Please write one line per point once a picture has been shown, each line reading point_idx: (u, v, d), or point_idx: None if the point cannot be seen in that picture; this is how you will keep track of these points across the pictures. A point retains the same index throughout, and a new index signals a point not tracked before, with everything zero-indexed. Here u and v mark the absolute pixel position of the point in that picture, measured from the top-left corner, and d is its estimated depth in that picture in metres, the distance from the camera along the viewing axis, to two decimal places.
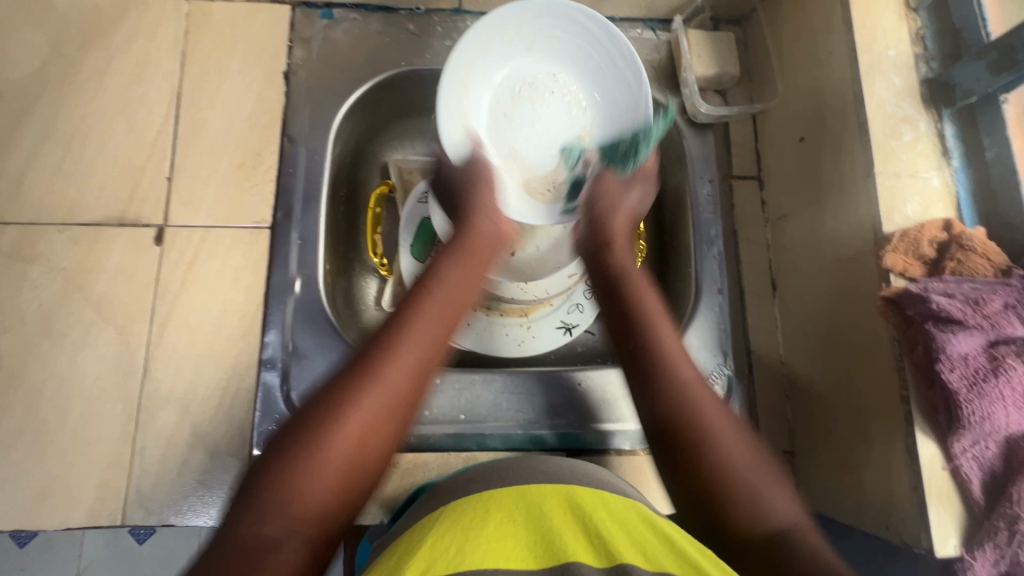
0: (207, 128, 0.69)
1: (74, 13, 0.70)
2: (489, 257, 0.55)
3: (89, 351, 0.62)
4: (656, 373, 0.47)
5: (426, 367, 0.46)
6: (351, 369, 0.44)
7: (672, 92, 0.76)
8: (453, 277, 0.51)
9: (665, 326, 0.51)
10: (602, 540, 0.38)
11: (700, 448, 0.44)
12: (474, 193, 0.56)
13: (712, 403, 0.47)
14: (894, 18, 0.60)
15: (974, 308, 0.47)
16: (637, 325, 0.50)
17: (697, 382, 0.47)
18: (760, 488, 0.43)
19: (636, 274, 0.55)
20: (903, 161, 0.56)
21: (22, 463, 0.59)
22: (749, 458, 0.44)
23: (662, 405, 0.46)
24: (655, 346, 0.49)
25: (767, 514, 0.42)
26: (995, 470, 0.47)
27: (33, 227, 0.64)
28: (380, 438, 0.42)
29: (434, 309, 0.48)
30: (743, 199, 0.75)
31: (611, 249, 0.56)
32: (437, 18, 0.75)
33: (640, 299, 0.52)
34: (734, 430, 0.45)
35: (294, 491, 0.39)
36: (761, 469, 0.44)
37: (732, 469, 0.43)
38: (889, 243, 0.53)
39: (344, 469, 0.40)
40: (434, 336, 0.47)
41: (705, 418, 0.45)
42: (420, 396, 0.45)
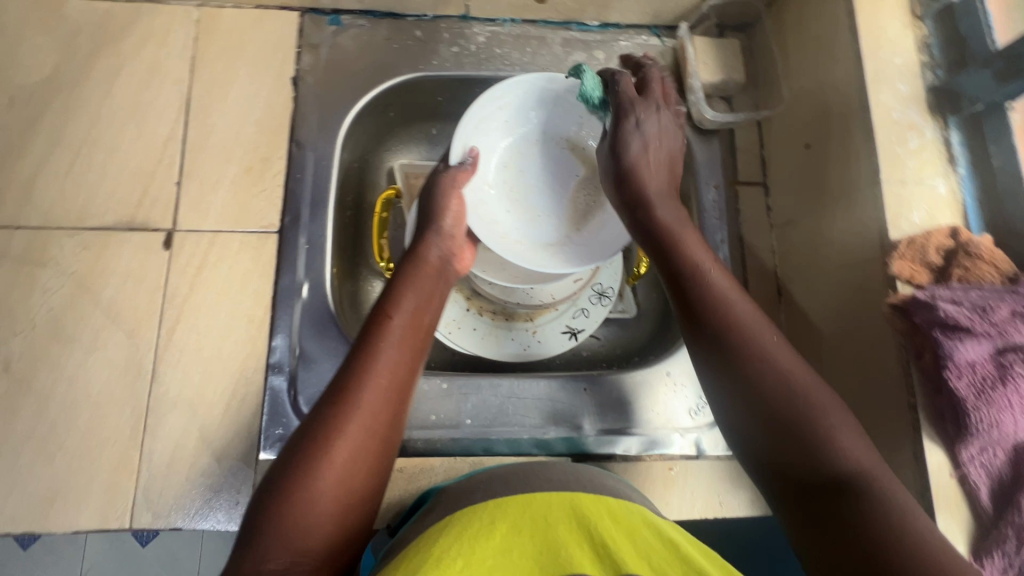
0: (215, 133, 0.70)
1: (85, 19, 0.71)
2: (442, 280, 0.58)
3: (98, 355, 0.63)
4: (744, 340, 0.48)
5: (398, 387, 0.49)
6: (329, 399, 0.46)
7: (678, 98, 0.76)
8: (411, 301, 0.54)
9: (730, 290, 0.51)
10: (607, 549, 0.38)
11: (778, 398, 0.45)
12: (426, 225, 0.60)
13: (798, 365, 0.47)
14: (900, 26, 0.60)
15: (981, 316, 0.47)
16: (718, 303, 0.50)
17: (788, 354, 0.48)
18: (829, 436, 0.43)
19: (684, 231, 0.55)
20: (909, 168, 0.56)
21: (30, 467, 0.59)
22: (821, 398, 0.45)
23: (753, 370, 0.47)
24: (716, 303, 0.50)
25: (840, 456, 0.43)
26: (1004, 478, 0.47)
27: (43, 231, 0.65)
28: (367, 461, 0.45)
29: (399, 334, 0.51)
30: (750, 205, 0.75)
31: (670, 227, 0.55)
32: (445, 25, 0.76)
33: (709, 275, 0.52)
34: (816, 385, 0.47)
35: (292, 520, 0.41)
36: (837, 414, 0.45)
37: (808, 412, 0.44)
38: (895, 250, 0.54)
39: (336, 495, 0.43)
40: (403, 358, 0.50)
41: (778, 371, 0.46)
42: (397, 417, 0.48)
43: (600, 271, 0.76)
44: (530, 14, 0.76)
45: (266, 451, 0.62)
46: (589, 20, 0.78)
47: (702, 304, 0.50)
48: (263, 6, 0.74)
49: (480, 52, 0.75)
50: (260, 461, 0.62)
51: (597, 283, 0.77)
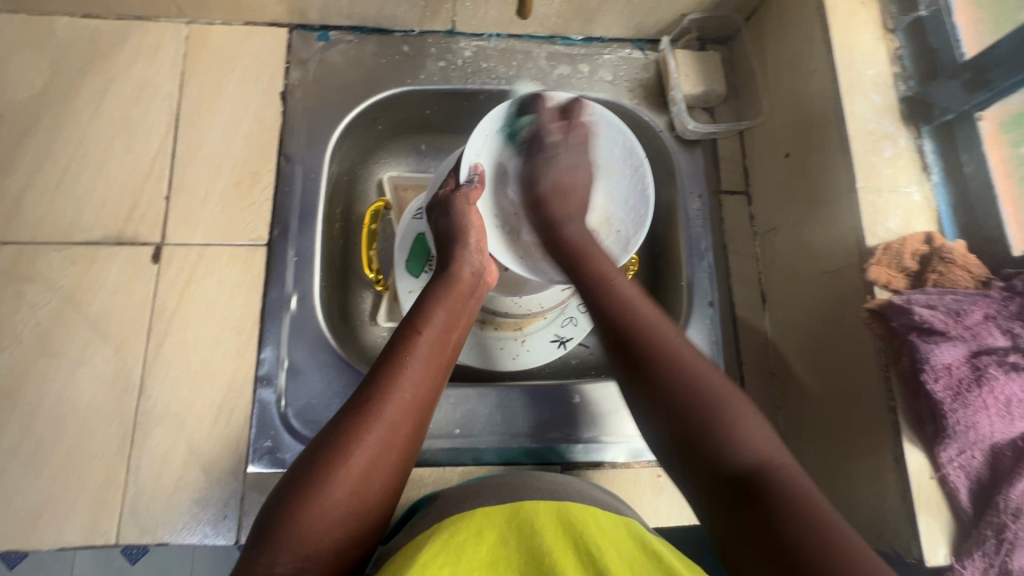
0: (204, 148, 0.71)
1: (75, 37, 0.72)
2: (472, 298, 0.58)
3: (86, 369, 0.63)
4: (653, 348, 0.48)
5: (421, 404, 0.49)
6: (353, 408, 0.47)
7: (660, 110, 0.78)
8: (440, 318, 0.54)
9: (652, 309, 0.52)
10: (593, 557, 0.38)
11: (698, 404, 0.45)
12: (457, 240, 0.60)
13: (710, 368, 0.47)
14: (873, 39, 0.62)
15: (955, 319, 0.49)
16: (627, 316, 0.51)
17: (711, 367, 0.47)
18: (731, 432, 0.43)
19: (597, 249, 0.58)
20: (884, 176, 0.58)
21: (16, 484, 0.59)
22: (727, 397, 0.45)
23: (666, 381, 0.46)
24: (624, 314, 0.51)
25: (742, 453, 0.42)
26: (982, 479, 0.48)
27: (31, 246, 0.65)
28: (384, 473, 0.45)
29: (426, 351, 0.51)
30: (733, 213, 0.76)
31: (585, 244, 0.58)
32: (431, 39, 0.77)
33: (637, 303, 0.52)
34: (727, 385, 0.46)
35: (305, 525, 0.41)
36: (738, 404, 0.45)
37: (719, 419, 0.44)
38: (873, 256, 0.55)
39: (351, 505, 0.43)
40: (430, 375, 0.50)
41: (692, 377, 0.46)
42: (418, 434, 0.48)
43: None
44: (515, 29, 0.77)
45: (254, 463, 0.62)
46: (573, 34, 0.79)
47: (614, 316, 0.52)
48: (252, 22, 0.75)
49: (467, 66, 0.77)
50: (249, 474, 0.62)
51: None
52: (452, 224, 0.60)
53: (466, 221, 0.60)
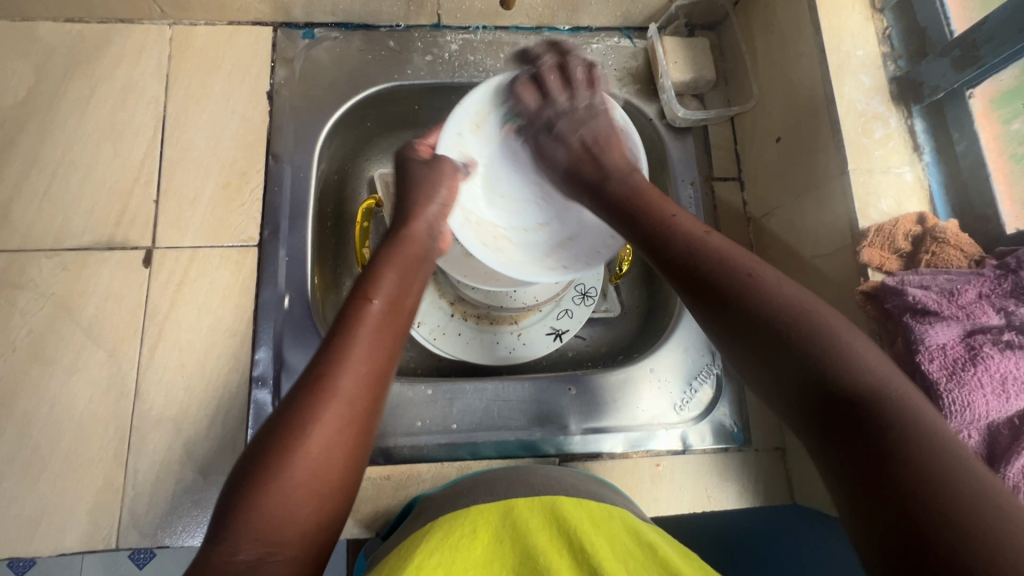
0: (192, 150, 0.70)
1: (59, 42, 0.71)
2: (425, 261, 0.57)
3: (80, 375, 0.63)
4: (768, 354, 0.43)
5: (377, 375, 0.47)
6: (302, 387, 0.44)
7: (650, 98, 0.78)
8: (391, 283, 0.52)
9: (692, 224, 0.50)
10: (584, 553, 0.38)
11: (807, 332, 0.40)
12: (413, 195, 0.59)
13: (807, 374, 0.45)
14: (860, 20, 0.61)
15: (949, 300, 0.48)
16: (695, 250, 0.47)
17: (781, 278, 0.44)
18: (839, 347, 0.39)
19: (655, 200, 0.54)
20: (875, 157, 0.57)
21: (15, 491, 0.59)
22: (824, 317, 0.41)
23: (758, 305, 0.43)
24: (687, 246, 0.48)
25: (852, 373, 0.38)
26: (979, 459, 0.47)
27: (22, 253, 0.65)
28: (343, 450, 0.43)
29: (379, 316, 0.49)
30: (726, 200, 0.76)
31: (656, 207, 0.53)
32: (417, 34, 0.77)
33: (683, 228, 0.50)
34: (809, 369, 0.45)
35: (263, 512, 0.39)
36: (846, 331, 0.40)
37: (817, 335, 0.40)
38: (865, 239, 0.54)
39: (311, 486, 0.41)
40: (384, 343, 0.48)
41: (785, 297, 0.43)
42: (377, 401, 0.47)
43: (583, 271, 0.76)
44: (501, 21, 0.77)
45: None
46: (560, 24, 0.79)
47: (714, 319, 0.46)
48: (236, 22, 0.74)
49: (454, 59, 0.76)
50: None
51: (580, 283, 0.77)
52: (410, 193, 0.60)
53: (438, 179, 0.61)
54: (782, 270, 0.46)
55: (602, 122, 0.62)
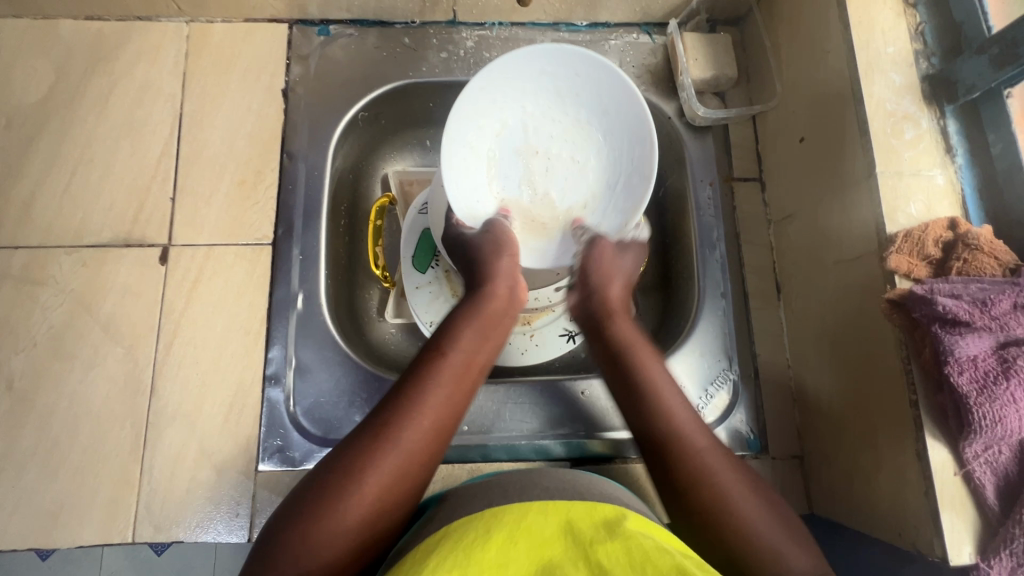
0: (207, 149, 0.70)
1: (78, 40, 0.72)
2: (508, 316, 0.58)
3: (98, 370, 0.63)
4: (710, 486, 0.48)
5: (439, 431, 0.49)
6: (370, 430, 0.47)
7: (669, 96, 0.76)
8: (468, 341, 0.54)
9: (655, 364, 0.56)
10: (599, 561, 0.37)
11: (727, 522, 0.46)
12: (492, 258, 0.57)
13: (756, 497, 0.48)
14: (893, 15, 0.59)
15: (981, 310, 0.46)
16: (654, 415, 0.52)
17: (730, 470, 0.49)
18: (777, 550, 0.44)
19: (619, 311, 0.60)
20: (905, 159, 0.55)
21: (35, 484, 0.60)
22: (751, 506, 0.47)
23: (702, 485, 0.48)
24: (645, 390, 0.54)
25: (786, 571, 0.44)
26: (1010, 475, 0.46)
27: (42, 250, 0.66)
28: (397, 502, 0.46)
29: (453, 373, 0.51)
30: (746, 202, 0.74)
31: (630, 339, 0.58)
32: (432, 30, 0.76)
33: (644, 367, 0.55)
34: (750, 493, 0.48)
35: (314, 536, 0.42)
36: (780, 535, 0.46)
37: (738, 517, 0.46)
38: (892, 244, 0.52)
39: (361, 529, 0.44)
40: (452, 401, 0.50)
41: (728, 495, 0.47)
42: (433, 458, 0.48)
43: None
44: (518, 16, 0.75)
45: (264, 462, 0.62)
46: (578, 21, 0.77)
47: (652, 442, 0.51)
48: (252, 19, 0.74)
49: (470, 57, 0.75)
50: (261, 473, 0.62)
51: None
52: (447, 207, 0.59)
53: (501, 236, 0.57)
54: (744, 467, 0.50)
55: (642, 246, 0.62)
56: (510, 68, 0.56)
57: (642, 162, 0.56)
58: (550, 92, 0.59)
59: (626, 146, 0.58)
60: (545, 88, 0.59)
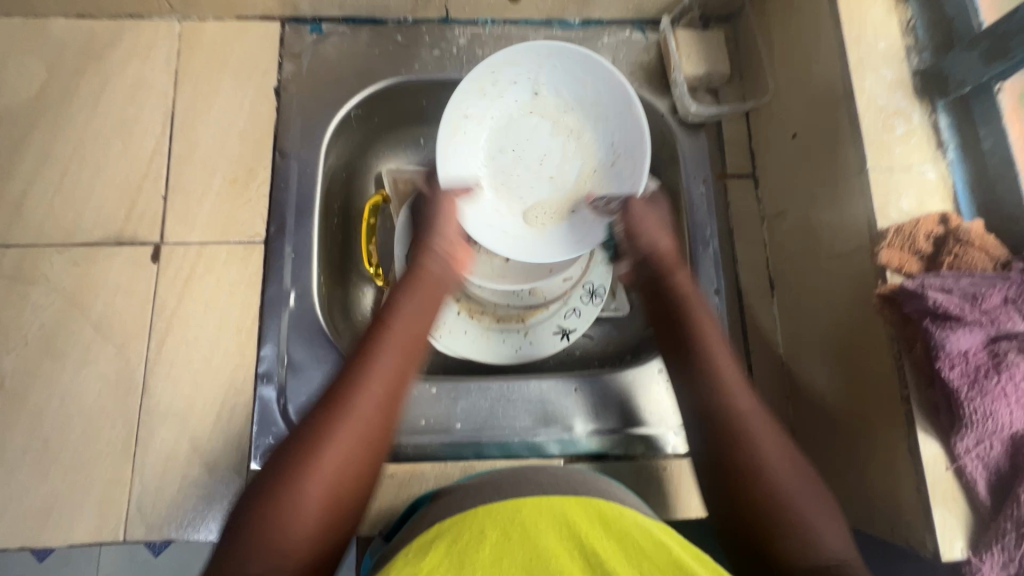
0: (199, 147, 0.70)
1: (70, 39, 0.72)
2: (443, 288, 0.58)
3: (90, 369, 0.63)
4: (745, 435, 0.50)
5: (394, 396, 0.49)
6: (321, 405, 0.48)
7: (662, 92, 0.76)
8: (410, 308, 0.55)
9: (715, 332, 0.57)
10: (596, 556, 0.38)
11: (765, 491, 0.48)
12: (433, 220, 0.60)
13: (798, 468, 0.49)
14: (884, 10, 0.59)
15: (972, 304, 0.46)
16: (711, 386, 0.53)
17: (777, 449, 0.50)
18: (806, 521, 0.46)
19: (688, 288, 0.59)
20: (896, 155, 0.55)
21: (27, 483, 0.60)
22: (785, 470, 0.49)
23: (738, 462, 0.50)
24: (704, 358, 0.55)
25: (816, 544, 0.45)
26: (1002, 469, 0.46)
27: (33, 249, 0.66)
28: (354, 472, 0.45)
29: (396, 341, 0.52)
30: (739, 198, 0.74)
31: (684, 292, 0.59)
32: (425, 28, 0.76)
33: (712, 351, 0.55)
34: (797, 466, 0.50)
35: (277, 527, 0.42)
36: (813, 510, 0.47)
37: (773, 483, 0.48)
38: (884, 239, 0.52)
39: (322, 506, 0.43)
40: (397, 367, 0.50)
41: (768, 467, 0.49)
42: (390, 423, 0.49)
43: (591, 269, 0.75)
44: (510, 14, 0.75)
45: (256, 461, 0.62)
46: (571, 18, 0.77)
47: (708, 412, 0.53)
48: (244, 17, 0.74)
49: (462, 54, 0.75)
50: (252, 471, 0.62)
51: (588, 281, 0.75)
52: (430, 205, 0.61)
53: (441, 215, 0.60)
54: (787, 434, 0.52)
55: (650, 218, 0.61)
56: (453, 134, 0.62)
57: (603, 75, 0.61)
58: (474, 123, 0.64)
59: (600, 81, 0.62)
60: (480, 97, 0.63)
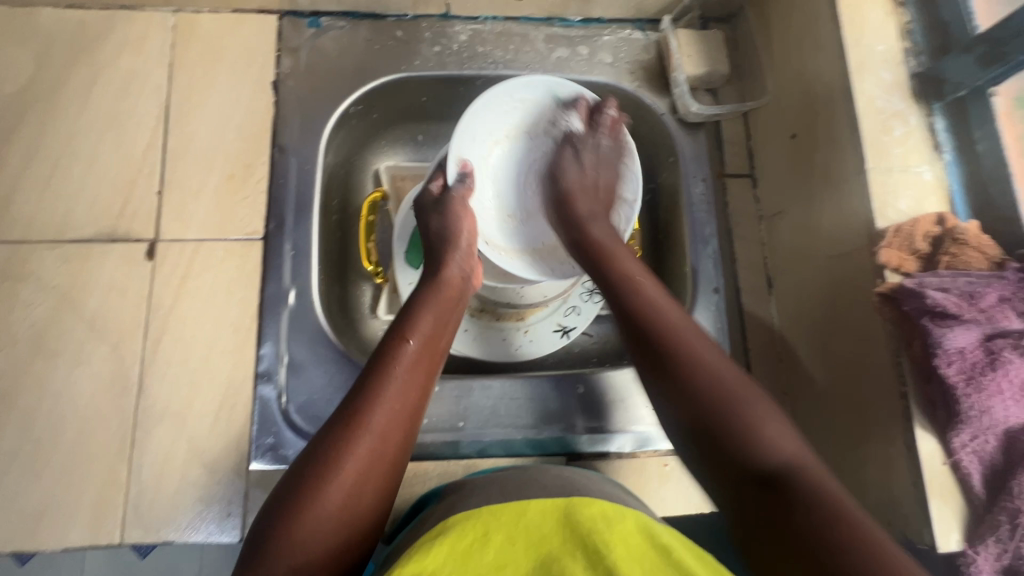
0: (195, 142, 0.69)
1: (59, 29, 0.70)
2: (460, 304, 0.58)
3: (83, 368, 0.62)
4: (679, 351, 0.49)
5: (410, 415, 0.49)
6: (341, 420, 0.46)
7: (662, 92, 0.76)
8: (426, 325, 0.54)
9: (665, 302, 0.53)
10: (600, 555, 0.37)
11: (734, 425, 0.44)
12: (449, 246, 0.59)
13: (733, 372, 0.47)
14: (882, 13, 0.60)
15: (969, 303, 0.47)
16: (640, 312, 0.52)
17: (721, 363, 0.48)
18: (755, 421, 0.44)
19: (619, 249, 0.58)
20: (894, 156, 0.56)
21: (18, 486, 0.58)
22: (736, 380, 0.46)
23: (691, 384, 0.47)
24: (619, 282, 0.54)
25: (767, 450, 0.42)
26: (996, 464, 0.47)
27: (22, 245, 0.64)
28: (372, 490, 0.45)
29: (413, 358, 0.51)
30: (738, 198, 0.75)
31: (608, 247, 0.58)
32: (425, 24, 0.75)
33: (637, 280, 0.54)
34: (744, 382, 0.47)
35: (298, 536, 0.41)
36: (768, 415, 0.44)
37: (724, 391, 0.46)
38: (883, 239, 0.53)
39: (342, 518, 0.43)
40: (415, 384, 0.50)
41: (713, 374, 0.47)
42: (407, 442, 0.48)
43: None
44: (511, 11, 0.75)
45: (257, 460, 0.62)
46: (571, 15, 0.77)
47: (645, 322, 0.51)
48: (240, 9, 0.73)
49: (463, 51, 0.75)
50: (253, 472, 0.61)
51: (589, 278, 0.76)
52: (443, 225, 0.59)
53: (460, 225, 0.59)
54: (723, 350, 0.50)
55: (590, 157, 0.63)
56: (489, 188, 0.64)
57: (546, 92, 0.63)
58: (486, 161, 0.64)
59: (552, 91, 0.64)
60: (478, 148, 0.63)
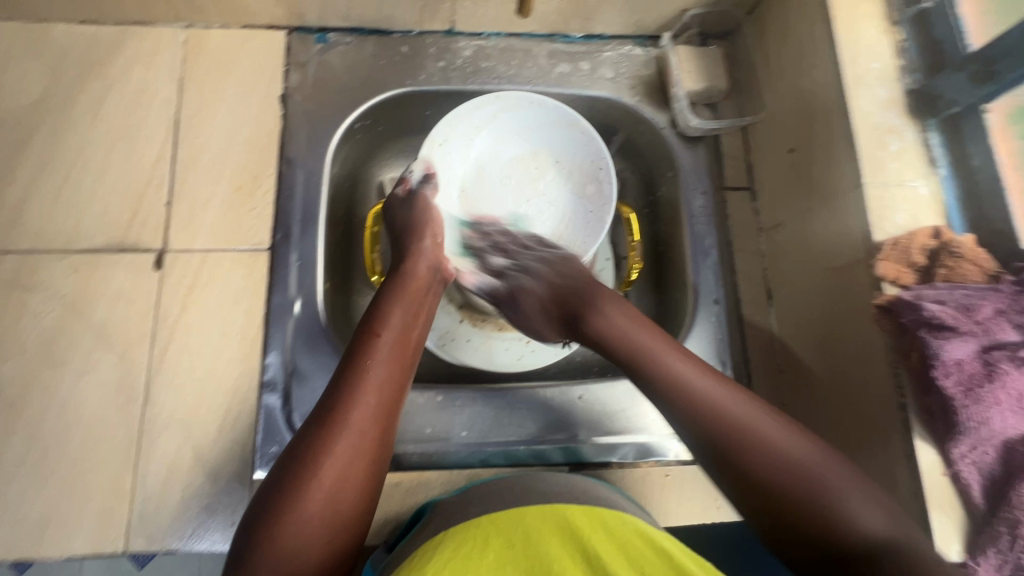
0: (203, 154, 0.70)
1: (73, 45, 0.71)
2: (430, 293, 0.60)
3: (90, 377, 0.62)
4: (738, 440, 0.49)
5: (386, 410, 0.49)
6: (316, 420, 0.47)
7: (662, 106, 0.78)
8: (398, 318, 0.55)
9: (704, 383, 0.52)
10: (599, 560, 0.38)
11: (818, 501, 0.45)
12: (416, 238, 0.62)
13: (810, 448, 0.48)
14: (877, 32, 0.61)
15: (966, 315, 0.48)
16: (703, 409, 0.51)
17: (784, 433, 0.49)
18: (842, 501, 0.45)
19: (653, 337, 0.57)
20: (890, 170, 0.57)
21: (23, 494, 0.59)
22: (817, 459, 0.47)
23: (754, 470, 0.47)
24: (668, 383, 0.53)
25: (852, 526, 0.44)
26: (995, 474, 0.47)
27: (32, 256, 0.65)
28: (352, 492, 0.45)
29: (387, 351, 0.52)
30: (737, 210, 0.76)
31: (631, 332, 0.58)
32: (430, 39, 0.77)
33: (686, 383, 0.52)
34: (819, 450, 0.48)
35: (281, 543, 0.42)
36: (842, 479, 0.46)
37: (801, 469, 0.47)
38: (880, 252, 0.54)
39: (325, 520, 0.44)
40: (391, 375, 0.51)
41: (790, 461, 0.47)
42: (386, 434, 0.49)
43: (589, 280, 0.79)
44: (514, 28, 0.77)
45: (260, 469, 0.62)
46: (573, 32, 0.79)
47: (699, 426, 0.50)
48: (250, 25, 0.74)
49: (466, 66, 0.76)
50: (256, 480, 0.61)
51: None
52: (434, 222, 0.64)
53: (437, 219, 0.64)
54: (787, 419, 0.50)
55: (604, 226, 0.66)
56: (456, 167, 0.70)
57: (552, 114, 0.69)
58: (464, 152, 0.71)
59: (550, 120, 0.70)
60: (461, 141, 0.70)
